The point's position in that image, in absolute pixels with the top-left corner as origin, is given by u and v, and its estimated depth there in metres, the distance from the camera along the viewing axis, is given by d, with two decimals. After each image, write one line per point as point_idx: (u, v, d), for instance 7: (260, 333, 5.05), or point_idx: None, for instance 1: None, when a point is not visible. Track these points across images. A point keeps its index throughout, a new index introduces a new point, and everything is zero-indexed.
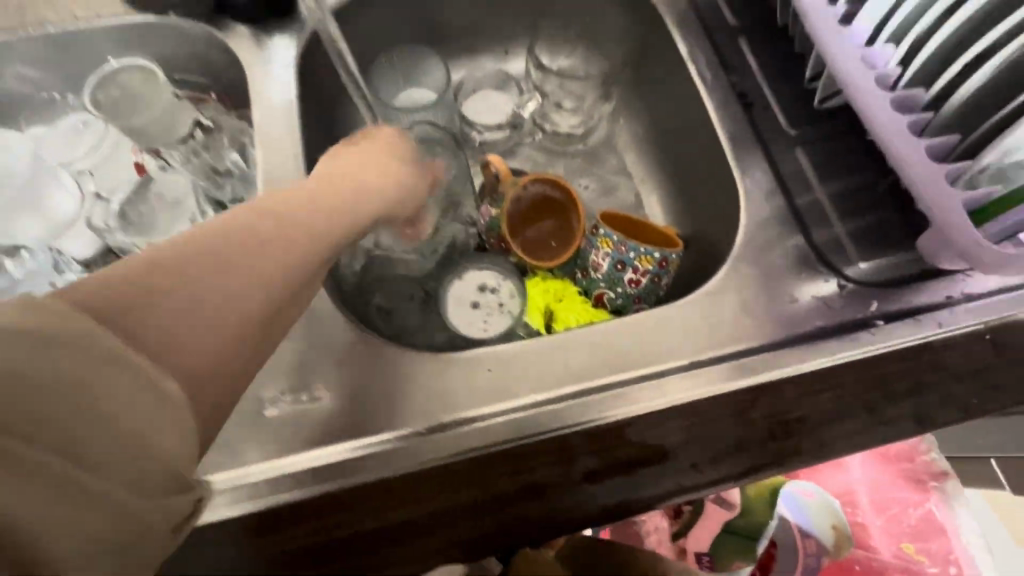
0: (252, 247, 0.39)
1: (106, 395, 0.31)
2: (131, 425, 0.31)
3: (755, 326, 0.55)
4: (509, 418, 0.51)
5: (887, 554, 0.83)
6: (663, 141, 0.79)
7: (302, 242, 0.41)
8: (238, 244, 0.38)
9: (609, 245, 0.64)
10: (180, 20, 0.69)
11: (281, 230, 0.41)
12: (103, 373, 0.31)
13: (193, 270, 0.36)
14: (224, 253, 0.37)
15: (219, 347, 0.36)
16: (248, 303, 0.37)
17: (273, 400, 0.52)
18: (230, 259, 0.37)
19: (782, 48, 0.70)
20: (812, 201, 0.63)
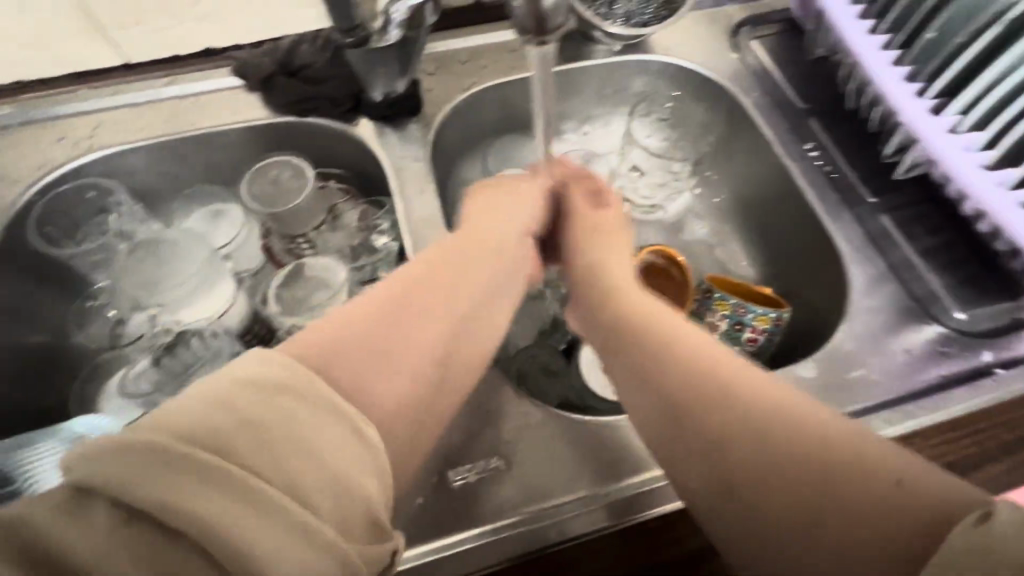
0: (417, 303, 0.48)
1: (284, 426, 0.35)
2: (290, 444, 0.34)
3: (883, 380, 0.61)
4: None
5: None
6: (743, 208, 0.87)
7: (457, 280, 0.52)
8: (388, 309, 0.47)
9: (727, 307, 0.70)
10: (320, 119, 0.76)
11: (448, 282, 0.51)
12: (280, 396, 0.36)
13: (386, 330, 0.45)
14: (400, 304, 0.48)
15: (411, 378, 0.44)
16: (431, 344, 0.47)
17: (457, 471, 0.57)
18: (399, 314, 0.47)
19: (852, 127, 0.79)
20: (904, 259, 0.71)
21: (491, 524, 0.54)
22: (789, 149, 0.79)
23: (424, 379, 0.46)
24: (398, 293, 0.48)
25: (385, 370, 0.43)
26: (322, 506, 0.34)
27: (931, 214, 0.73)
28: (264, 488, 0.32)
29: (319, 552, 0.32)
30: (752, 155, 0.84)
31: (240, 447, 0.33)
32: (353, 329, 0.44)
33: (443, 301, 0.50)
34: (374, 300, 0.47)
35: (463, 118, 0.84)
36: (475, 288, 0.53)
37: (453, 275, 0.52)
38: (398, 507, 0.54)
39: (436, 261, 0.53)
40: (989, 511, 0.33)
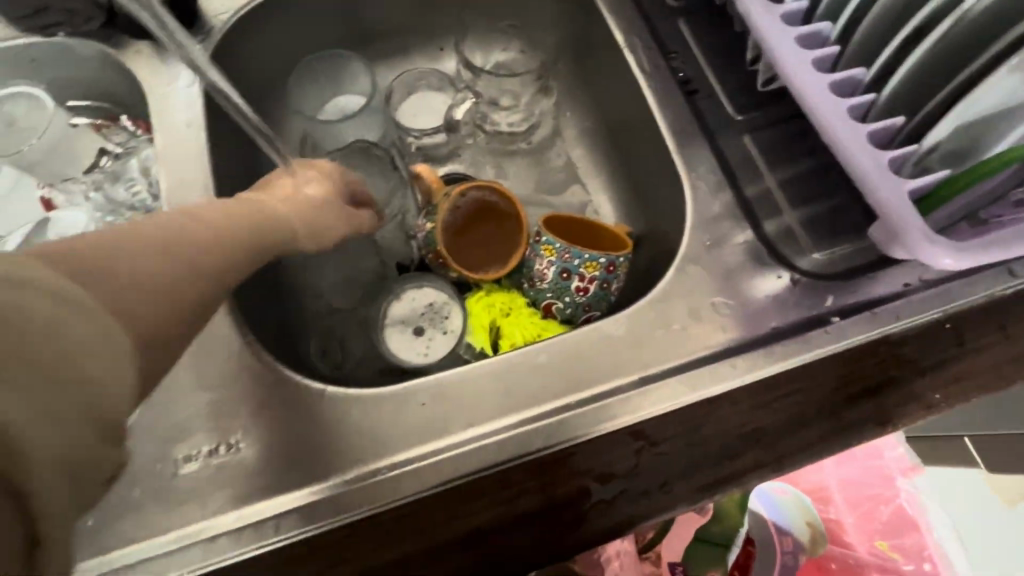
0: (177, 227, 0.34)
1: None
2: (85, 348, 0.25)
3: (706, 332, 0.52)
4: (435, 458, 0.48)
5: (864, 551, 0.82)
6: (610, 134, 0.75)
7: (207, 222, 0.36)
8: (144, 232, 0.32)
9: (553, 252, 0.61)
10: (67, 40, 0.63)
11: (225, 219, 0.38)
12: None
13: (144, 252, 0.31)
14: (166, 232, 0.33)
15: (172, 312, 0.31)
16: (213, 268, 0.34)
17: (188, 457, 0.48)
18: (162, 236, 0.33)
19: (723, 30, 0.66)
20: (761, 190, 0.60)
21: (211, 520, 0.46)
22: (646, 59, 0.66)
23: (187, 310, 0.32)
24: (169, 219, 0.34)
25: (127, 305, 0.29)
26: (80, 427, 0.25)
27: (799, 135, 0.62)
28: None
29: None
30: (612, 66, 0.70)
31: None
32: (117, 243, 0.30)
33: (204, 237, 0.35)
34: (108, 241, 0.30)
35: (263, 32, 0.69)
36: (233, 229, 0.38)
37: (190, 221, 0.35)
38: (118, 502, 0.46)
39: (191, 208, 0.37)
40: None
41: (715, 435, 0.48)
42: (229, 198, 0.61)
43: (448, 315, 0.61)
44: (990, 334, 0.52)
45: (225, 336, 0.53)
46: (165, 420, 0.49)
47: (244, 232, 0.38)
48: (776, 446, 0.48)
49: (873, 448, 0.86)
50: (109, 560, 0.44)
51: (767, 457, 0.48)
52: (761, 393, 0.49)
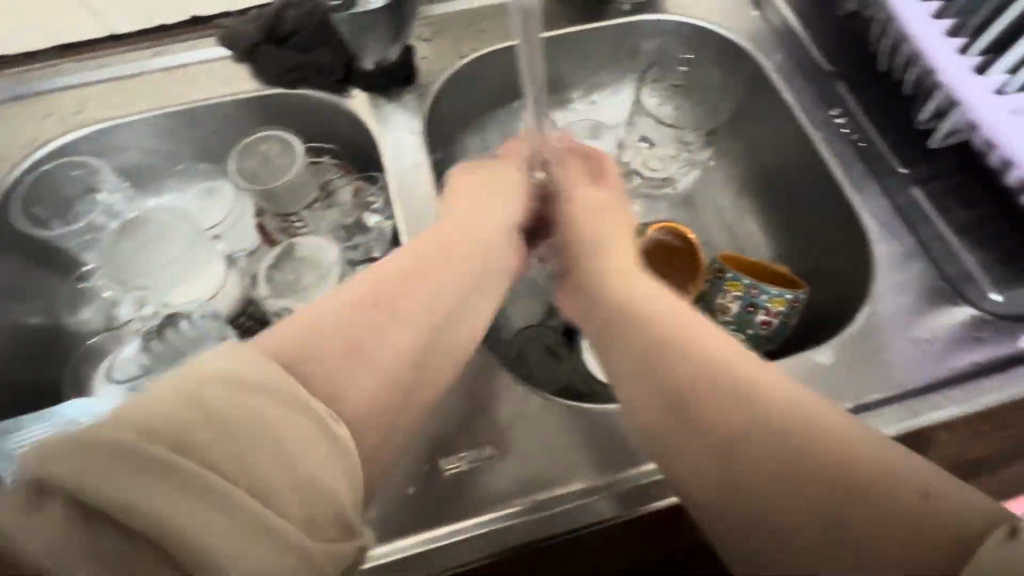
0: (376, 309, 0.45)
1: (240, 400, 0.35)
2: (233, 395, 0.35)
3: (904, 366, 0.57)
4: (664, 475, 0.54)
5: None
6: (762, 181, 0.81)
7: (395, 299, 0.46)
8: (342, 326, 0.43)
9: (739, 288, 0.66)
10: (307, 90, 0.73)
11: (418, 281, 0.48)
12: (239, 389, 0.35)
13: (357, 332, 0.43)
14: (373, 302, 0.45)
15: (379, 383, 0.42)
16: (395, 369, 0.44)
17: (448, 459, 0.55)
18: (361, 341, 0.43)
19: (885, 92, 0.72)
20: (935, 235, 0.65)
21: (477, 519, 0.52)
22: (813, 116, 0.73)
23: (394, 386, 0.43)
24: (359, 297, 0.45)
25: (352, 379, 0.41)
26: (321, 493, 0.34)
27: (968, 186, 0.67)
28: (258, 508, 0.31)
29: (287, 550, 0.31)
30: (775, 122, 0.77)
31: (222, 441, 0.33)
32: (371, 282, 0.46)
33: (386, 336, 0.44)
34: (324, 330, 0.42)
35: (462, 85, 0.78)
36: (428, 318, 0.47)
37: (392, 297, 0.46)
38: (388, 496, 0.53)
39: (382, 282, 0.46)
40: (1017, 527, 0.31)
41: None
42: None
43: None
44: None
45: None
46: (420, 423, 0.56)
47: (441, 285, 0.49)
48: None
49: None
50: (393, 548, 0.51)
51: None
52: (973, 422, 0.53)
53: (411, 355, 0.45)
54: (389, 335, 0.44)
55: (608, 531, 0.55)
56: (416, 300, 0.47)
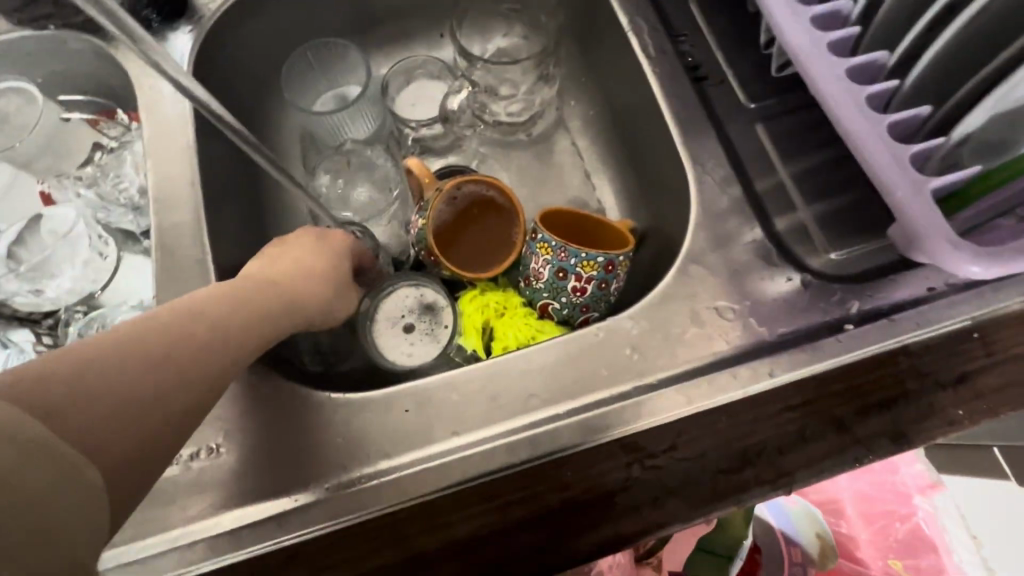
0: (167, 341, 0.35)
1: None
2: None
3: (708, 338, 0.49)
4: (406, 471, 0.46)
5: (876, 568, 0.85)
6: (614, 123, 0.71)
7: (185, 332, 0.36)
8: (115, 359, 0.32)
9: (549, 251, 0.58)
10: (56, 31, 0.62)
11: (215, 317, 0.39)
12: None
13: (130, 370, 0.32)
14: (175, 331, 0.36)
15: (142, 425, 0.32)
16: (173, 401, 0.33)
17: (170, 460, 0.47)
18: (140, 387, 0.32)
19: (736, 10, 0.61)
20: (772, 182, 0.56)
21: (186, 530, 0.45)
22: (653, 42, 0.62)
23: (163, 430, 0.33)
24: (145, 328, 0.35)
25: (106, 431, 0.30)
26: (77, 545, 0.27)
27: (818, 123, 0.57)
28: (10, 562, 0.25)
29: None
30: (618, 52, 0.66)
31: None
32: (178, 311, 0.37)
33: (165, 374, 0.34)
34: (101, 365, 0.31)
35: (257, 21, 0.67)
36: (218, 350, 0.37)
37: (194, 331, 0.37)
38: None
39: (169, 317, 0.36)
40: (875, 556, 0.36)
41: (714, 450, 0.44)
42: (217, 189, 0.60)
43: (442, 320, 0.59)
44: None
45: None
46: None
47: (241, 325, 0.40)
48: (777, 462, 0.44)
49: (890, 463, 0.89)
50: None
51: (776, 476, 0.44)
52: (766, 404, 0.45)
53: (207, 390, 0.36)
54: (170, 363, 0.34)
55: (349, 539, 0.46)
56: (205, 335, 0.37)
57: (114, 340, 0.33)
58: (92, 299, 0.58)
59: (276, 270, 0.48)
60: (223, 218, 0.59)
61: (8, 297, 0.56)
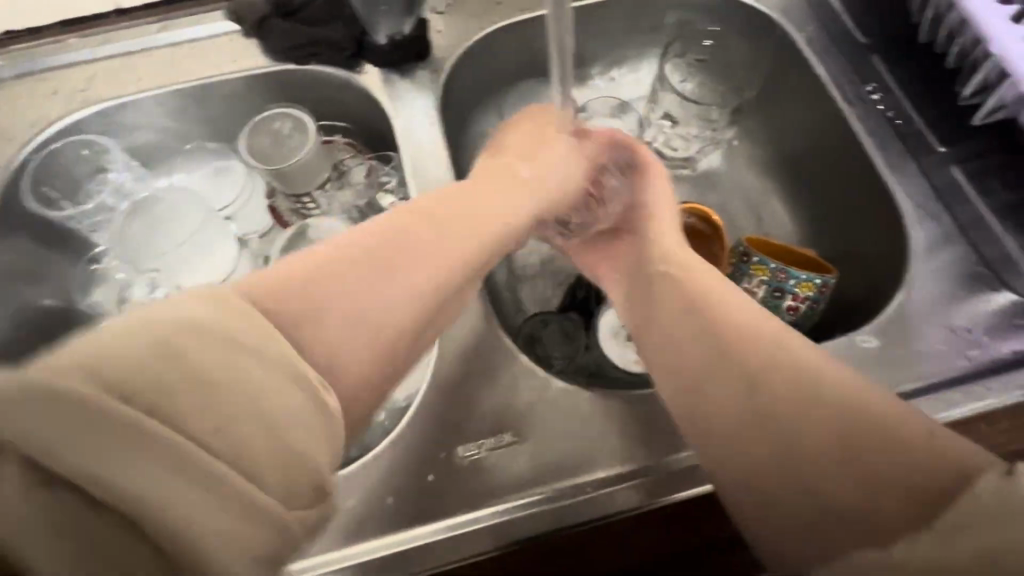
0: (374, 261, 0.43)
1: (213, 351, 0.32)
2: (224, 372, 0.31)
3: (938, 353, 0.55)
4: (656, 474, 0.52)
5: None
6: (787, 160, 0.78)
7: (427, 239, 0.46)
8: (341, 249, 0.42)
9: (765, 272, 0.64)
10: (320, 67, 0.71)
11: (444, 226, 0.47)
12: (216, 340, 0.32)
13: (336, 284, 0.41)
14: (385, 252, 0.43)
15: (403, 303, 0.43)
16: (411, 301, 0.43)
17: (466, 447, 0.53)
18: (364, 286, 0.41)
19: (926, 65, 0.68)
20: (974, 216, 0.62)
21: (491, 508, 0.51)
22: (847, 93, 0.69)
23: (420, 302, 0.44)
24: (366, 238, 0.44)
25: (324, 326, 0.39)
26: (263, 506, 0.30)
27: (1013, 164, 0.63)
28: (229, 477, 0.29)
29: (260, 520, 0.30)
30: (803, 98, 0.74)
31: (184, 405, 0.30)
32: (382, 235, 0.44)
33: (395, 266, 0.43)
34: (332, 267, 0.41)
35: (476, 62, 0.76)
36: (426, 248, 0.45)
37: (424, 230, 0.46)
38: (405, 481, 0.52)
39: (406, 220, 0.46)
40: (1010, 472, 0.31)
41: None
42: None
43: None
44: None
45: (479, 335, 0.58)
46: (438, 408, 0.55)
47: (459, 235, 0.47)
48: None
49: None
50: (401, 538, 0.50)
51: None
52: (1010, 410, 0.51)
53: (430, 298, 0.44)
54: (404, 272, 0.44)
55: (623, 522, 0.53)
56: (440, 246, 0.46)
57: (311, 268, 0.41)
58: None
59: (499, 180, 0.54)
60: None
61: None
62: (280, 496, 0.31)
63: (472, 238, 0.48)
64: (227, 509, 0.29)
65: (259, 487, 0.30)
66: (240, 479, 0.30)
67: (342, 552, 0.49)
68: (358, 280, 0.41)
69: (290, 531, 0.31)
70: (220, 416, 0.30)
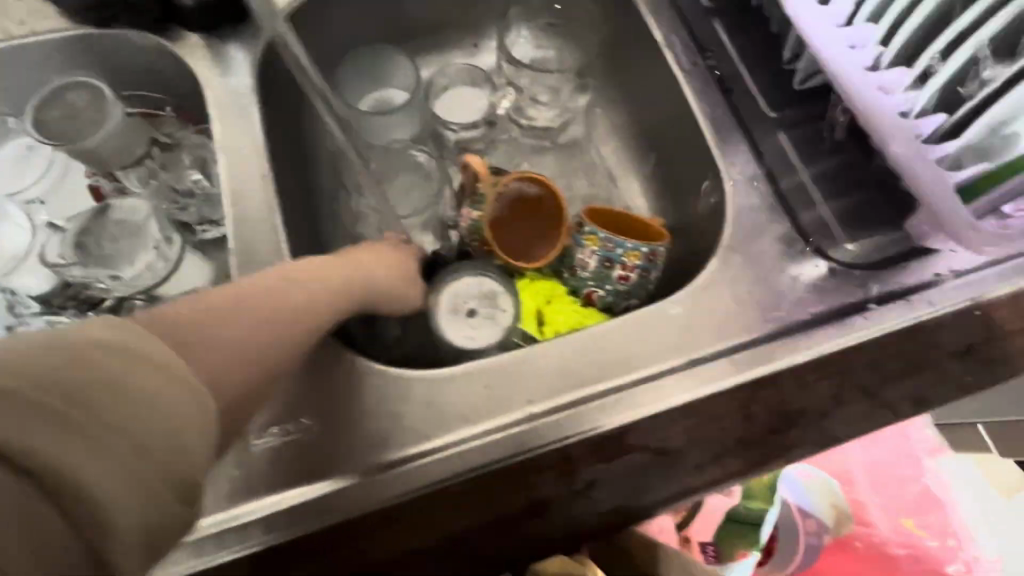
0: (192, 328, 0.36)
1: (129, 366, 0.31)
2: (111, 378, 0.30)
3: (750, 317, 0.54)
4: (481, 445, 0.49)
5: (889, 531, 0.77)
6: (642, 131, 0.78)
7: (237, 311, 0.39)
8: (229, 301, 0.39)
9: (597, 242, 0.63)
10: (124, 31, 0.64)
11: (303, 283, 0.44)
12: (125, 356, 0.31)
13: (184, 335, 0.36)
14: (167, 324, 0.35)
15: (242, 368, 0.38)
16: (253, 363, 0.38)
17: (259, 433, 0.49)
18: (192, 336, 0.36)
19: (759, 32, 0.68)
20: (797, 184, 0.63)
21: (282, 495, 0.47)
22: (684, 59, 0.68)
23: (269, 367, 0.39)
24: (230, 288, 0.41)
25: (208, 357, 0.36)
26: (145, 495, 0.30)
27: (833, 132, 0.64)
28: (91, 486, 0.28)
29: (126, 504, 0.29)
30: (648, 66, 0.73)
31: (79, 414, 0.29)
32: (180, 311, 0.36)
33: (255, 313, 0.40)
34: (212, 310, 0.38)
35: (311, 26, 0.71)
36: (279, 302, 0.42)
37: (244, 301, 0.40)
38: None
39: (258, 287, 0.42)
40: None
41: (762, 413, 0.50)
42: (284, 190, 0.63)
43: (501, 305, 0.63)
44: (1019, 319, 0.54)
45: None
46: None
47: (308, 296, 0.44)
48: (818, 424, 0.50)
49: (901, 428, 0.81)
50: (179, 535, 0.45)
51: (816, 434, 0.50)
52: (806, 373, 0.51)
53: (277, 355, 0.40)
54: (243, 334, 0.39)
55: (422, 508, 0.48)
56: (297, 300, 0.43)
57: (197, 309, 0.37)
58: (156, 288, 0.59)
59: (359, 254, 0.51)
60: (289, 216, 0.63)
61: (81, 283, 0.58)
62: (171, 492, 0.31)
63: (319, 305, 0.44)
64: (148, 493, 0.30)
65: (135, 474, 0.29)
66: (156, 473, 0.30)
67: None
68: (212, 331, 0.37)
69: (171, 510, 0.31)
70: (105, 433, 0.29)
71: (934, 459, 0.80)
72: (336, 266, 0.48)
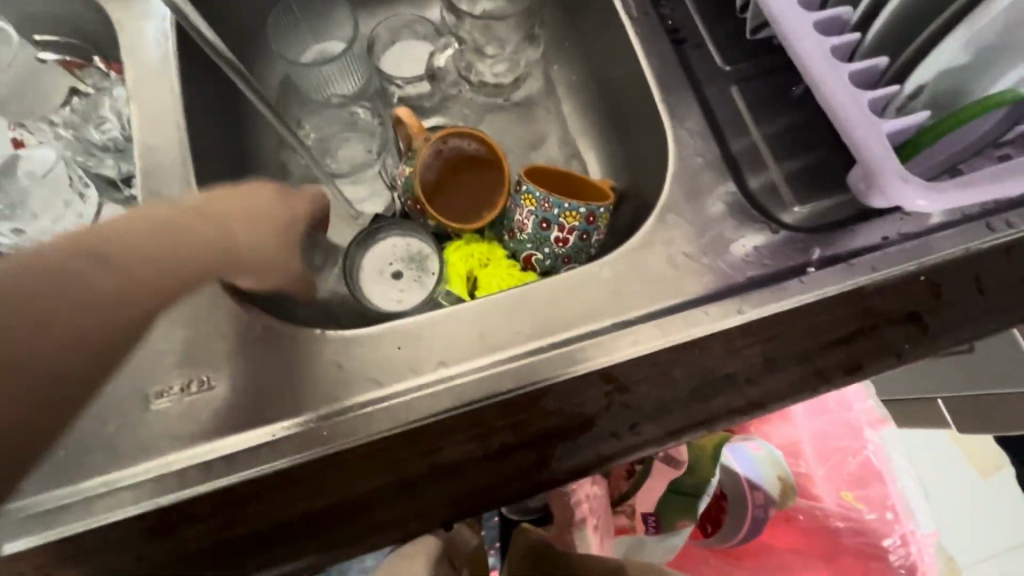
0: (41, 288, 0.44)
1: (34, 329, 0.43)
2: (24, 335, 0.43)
3: (682, 280, 0.52)
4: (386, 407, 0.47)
5: (830, 503, 0.75)
6: (596, 88, 0.74)
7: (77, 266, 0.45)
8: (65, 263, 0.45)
9: (533, 202, 0.60)
10: None
11: (155, 238, 0.48)
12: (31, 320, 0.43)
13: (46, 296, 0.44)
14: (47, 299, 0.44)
15: (98, 319, 0.45)
16: (120, 328, 0.46)
17: (161, 393, 0.47)
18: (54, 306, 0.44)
19: None
20: (746, 143, 0.59)
21: (174, 455, 0.45)
22: (636, 8, 0.64)
23: (128, 322, 0.46)
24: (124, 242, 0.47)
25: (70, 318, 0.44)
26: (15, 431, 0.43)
27: (788, 87, 0.60)
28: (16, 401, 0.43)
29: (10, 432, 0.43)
30: (600, 14, 0.68)
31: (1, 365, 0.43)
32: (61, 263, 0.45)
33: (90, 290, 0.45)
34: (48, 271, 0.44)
35: None
36: (134, 263, 0.46)
37: (95, 253, 0.46)
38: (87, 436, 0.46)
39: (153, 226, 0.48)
40: None
41: (687, 378, 0.48)
42: (205, 141, 0.60)
43: (428, 267, 0.61)
44: (968, 288, 0.51)
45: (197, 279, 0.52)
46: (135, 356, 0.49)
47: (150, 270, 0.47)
48: (746, 391, 0.48)
49: (843, 398, 0.79)
50: (66, 494, 0.44)
51: (744, 403, 0.48)
52: (735, 338, 0.49)
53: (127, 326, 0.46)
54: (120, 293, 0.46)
55: (322, 477, 0.45)
56: (138, 271, 0.46)
57: (52, 257, 0.45)
58: None
59: (217, 204, 0.51)
60: (210, 171, 0.59)
61: None
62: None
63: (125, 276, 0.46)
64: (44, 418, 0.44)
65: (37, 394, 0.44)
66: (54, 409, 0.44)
67: (21, 503, 0.43)
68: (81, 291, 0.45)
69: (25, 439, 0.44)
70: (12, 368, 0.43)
71: (877, 431, 0.79)
72: (195, 221, 0.49)
